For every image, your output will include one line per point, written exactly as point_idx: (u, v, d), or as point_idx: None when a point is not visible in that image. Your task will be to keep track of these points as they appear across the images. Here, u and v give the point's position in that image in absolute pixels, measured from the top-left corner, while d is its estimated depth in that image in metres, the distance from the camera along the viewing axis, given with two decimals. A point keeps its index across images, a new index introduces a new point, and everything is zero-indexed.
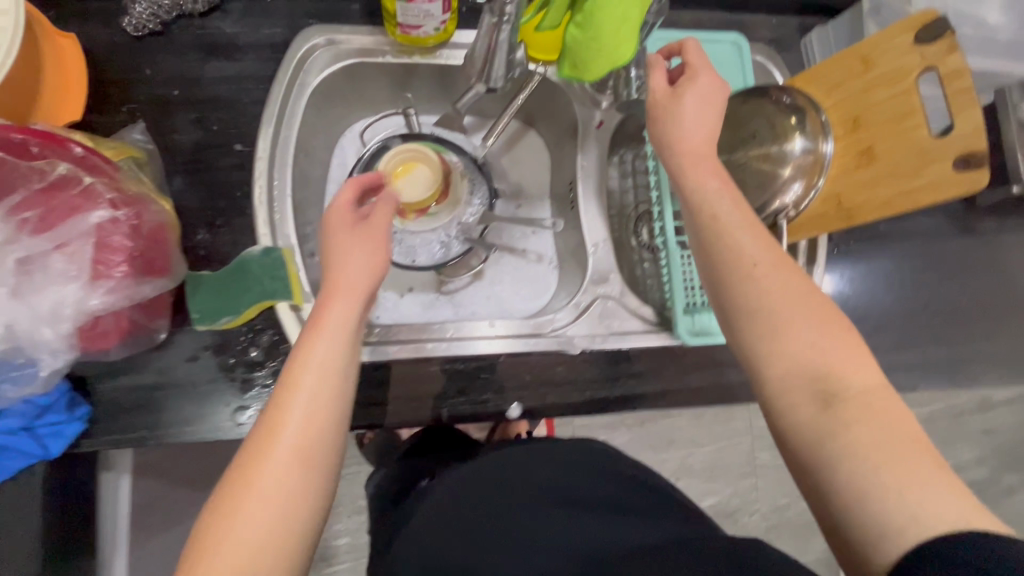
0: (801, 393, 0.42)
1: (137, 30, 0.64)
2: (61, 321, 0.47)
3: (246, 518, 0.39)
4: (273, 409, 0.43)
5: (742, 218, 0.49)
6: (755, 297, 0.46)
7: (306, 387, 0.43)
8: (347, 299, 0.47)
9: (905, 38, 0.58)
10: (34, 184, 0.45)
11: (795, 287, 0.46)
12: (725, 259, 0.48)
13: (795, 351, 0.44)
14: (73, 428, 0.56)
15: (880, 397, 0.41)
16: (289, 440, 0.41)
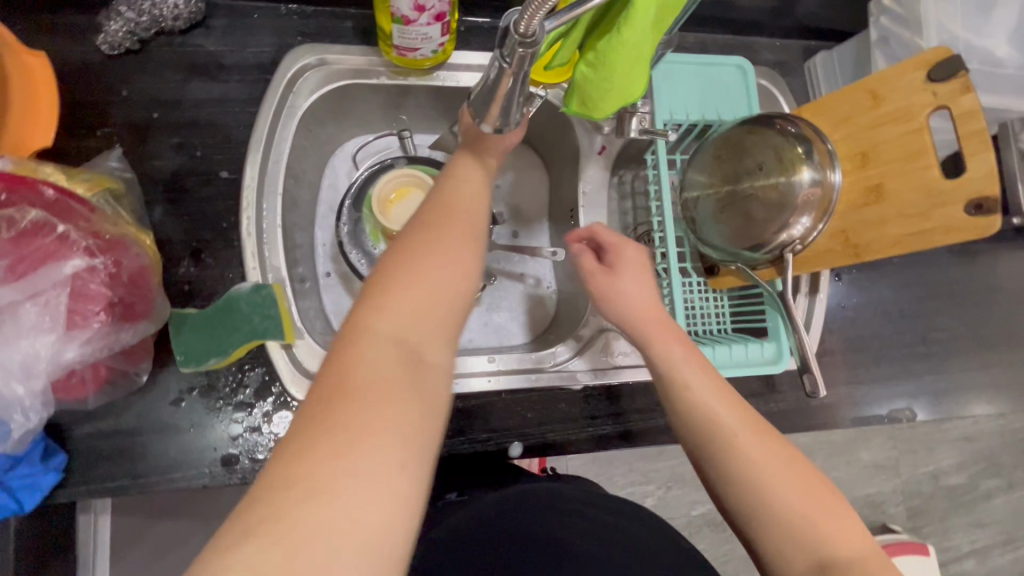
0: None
1: (112, 47, 0.60)
2: (32, 377, 0.44)
3: (407, 291, 0.37)
4: (418, 255, 0.40)
5: (728, 409, 0.47)
6: (754, 484, 0.44)
7: (454, 201, 0.43)
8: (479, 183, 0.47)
9: (916, 75, 0.57)
10: (1, 232, 0.41)
11: (775, 446, 0.45)
12: (715, 455, 0.46)
13: (790, 514, 0.43)
14: (48, 479, 0.53)
15: (880, 568, 0.41)
16: (435, 288, 0.39)
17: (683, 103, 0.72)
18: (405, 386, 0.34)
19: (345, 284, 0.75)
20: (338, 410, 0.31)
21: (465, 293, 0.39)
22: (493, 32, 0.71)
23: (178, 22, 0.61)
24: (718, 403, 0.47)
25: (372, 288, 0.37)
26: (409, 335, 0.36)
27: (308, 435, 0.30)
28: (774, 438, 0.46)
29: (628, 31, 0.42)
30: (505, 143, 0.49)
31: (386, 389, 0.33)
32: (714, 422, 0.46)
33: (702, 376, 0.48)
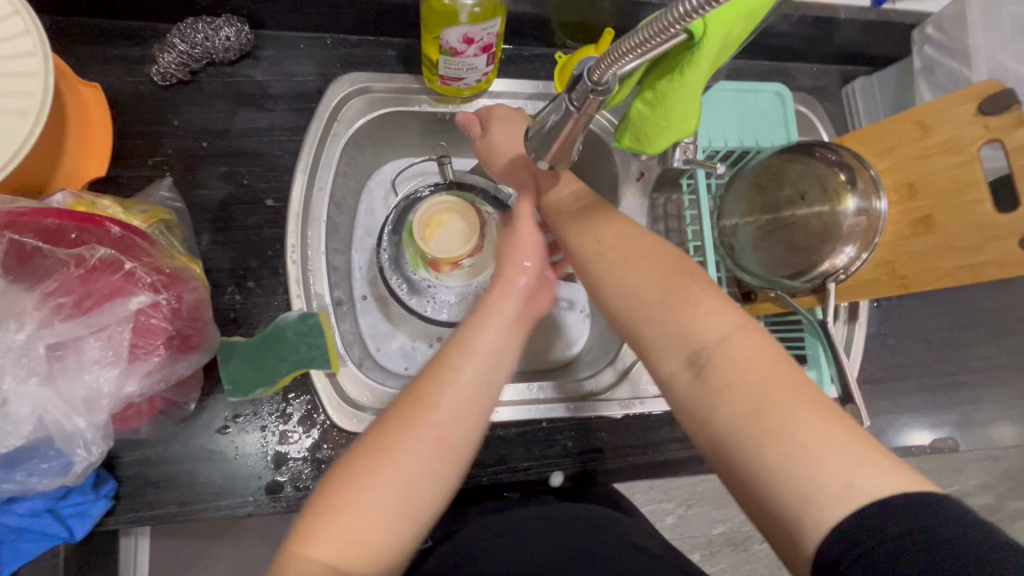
0: (677, 365, 0.43)
1: (164, 78, 0.61)
2: (94, 411, 0.44)
3: (350, 525, 0.39)
4: (347, 477, 0.40)
5: (603, 233, 0.51)
6: (623, 292, 0.47)
7: (434, 404, 0.43)
8: (454, 388, 0.43)
9: (966, 107, 0.56)
10: (70, 268, 0.42)
11: (640, 250, 0.48)
12: (595, 272, 0.50)
13: (666, 322, 0.44)
14: (99, 508, 0.53)
15: (750, 347, 0.41)
16: (365, 508, 0.39)
17: (722, 129, 0.72)
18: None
19: (381, 307, 0.75)
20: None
21: (414, 520, 0.40)
22: (533, 60, 0.71)
23: (228, 53, 0.62)
24: (600, 234, 0.51)
25: (317, 513, 0.39)
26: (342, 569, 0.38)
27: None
28: (639, 236, 0.50)
29: (692, 73, 0.42)
30: (499, 317, 0.47)
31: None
32: (590, 239, 0.51)
33: (586, 213, 0.53)
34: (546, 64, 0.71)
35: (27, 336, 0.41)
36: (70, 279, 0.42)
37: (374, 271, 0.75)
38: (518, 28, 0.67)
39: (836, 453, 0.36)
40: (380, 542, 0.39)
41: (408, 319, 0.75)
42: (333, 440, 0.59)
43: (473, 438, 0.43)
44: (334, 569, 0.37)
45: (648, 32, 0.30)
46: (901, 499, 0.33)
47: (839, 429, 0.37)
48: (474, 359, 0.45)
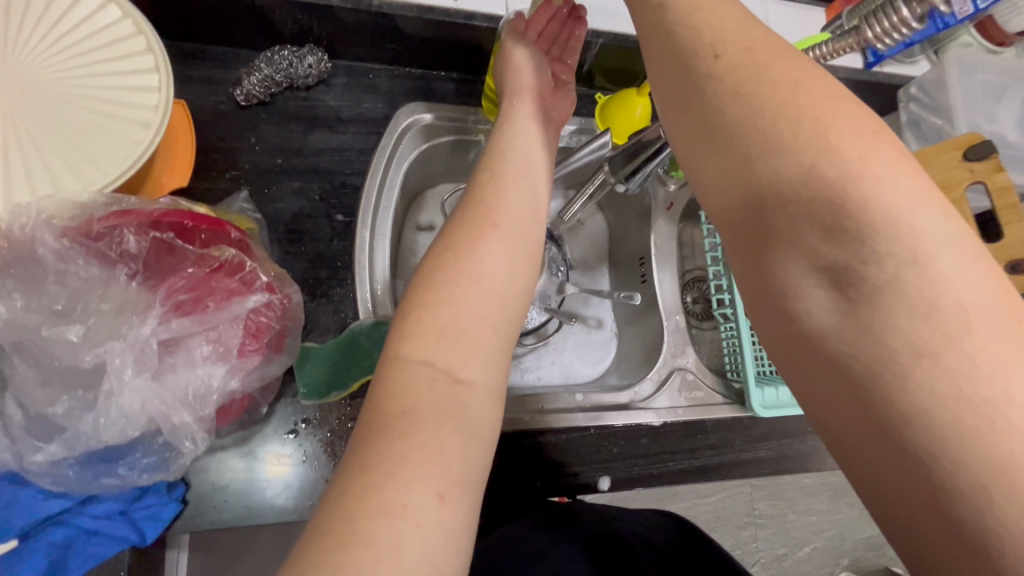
0: (817, 290, 0.31)
1: (246, 99, 0.65)
2: (203, 405, 0.46)
3: (439, 320, 0.39)
4: (427, 292, 0.40)
5: (791, 120, 0.31)
6: (806, 215, 0.31)
7: (497, 204, 0.45)
8: (497, 188, 0.46)
9: (953, 154, 0.67)
10: (196, 268, 0.45)
11: (850, 151, 0.30)
12: (761, 182, 0.32)
13: (874, 263, 0.29)
14: (170, 510, 0.53)
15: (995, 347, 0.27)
16: (453, 315, 0.39)
17: None
18: (446, 414, 0.36)
19: None
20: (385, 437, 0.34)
21: (493, 298, 0.41)
22: (575, 99, 0.79)
23: (307, 79, 0.67)
24: (775, 112, 0.31)
25: (409, 323, 0.39)
26: (445, 358, 0.38)
27: (362, 459, 0.33)
28: (860, 128, 0.31)
29: None
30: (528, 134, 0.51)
31: (431, 421, 0.35)
32: (755, 133, 0.32)
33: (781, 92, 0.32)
34: (588, 104, 0.79)
35: (151, 333, 0.43)
36: (198, 278, 0.45)
37: None
38: None
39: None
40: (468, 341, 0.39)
41: None
42: None
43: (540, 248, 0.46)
44: (442, 368, 0.37)
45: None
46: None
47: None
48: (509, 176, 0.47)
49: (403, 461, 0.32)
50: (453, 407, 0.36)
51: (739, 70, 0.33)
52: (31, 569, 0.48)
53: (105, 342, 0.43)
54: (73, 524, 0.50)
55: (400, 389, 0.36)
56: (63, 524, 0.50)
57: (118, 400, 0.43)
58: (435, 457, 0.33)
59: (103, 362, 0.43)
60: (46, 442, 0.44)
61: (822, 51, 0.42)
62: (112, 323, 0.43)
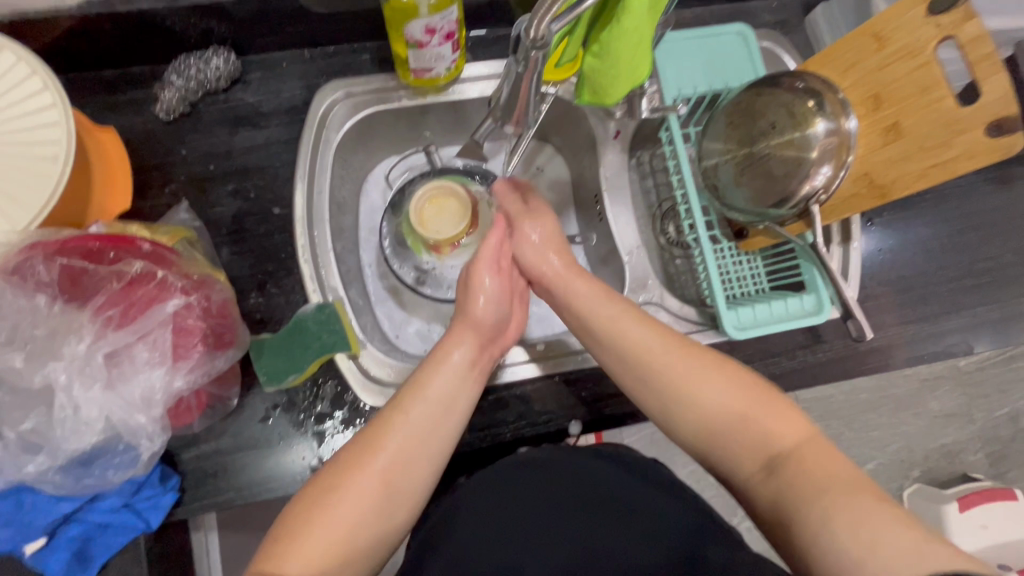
0: (753, 470, 0.49)
1: (168, 113, 0.67)
2: (151, 406, 0.50)
3: (318, 533, 0.45)
4: (307, 507, 0.46)
5: (678, 366, 0.53)
6: (732, 428, 0.50)
7: (386, 434, 0.50)
8: (381, 427, 0.50)
9: (917, 10, 0.58)
10: (114, 283, 0.49)
11: (703, 363, 0.53)
12: (674, 382, 0.53)
13: (735, 439, 0.50)
14: (168, 498, 0.60)
15: (825, 457, 0.46)
16: (322, 542, 0.45)
17: (689, 78, 0.74)
18: (347, 535, 0.46)
19: (394, 297, 0.80)
20: (302, 526, 0.46)
21: (360, 537, 0.46)
22: (499, 42, 0.75)
23: (220, 81, 0.68)
24: (685, 379, 0.52)
25: (350, 465, 0.48)
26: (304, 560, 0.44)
27: (276, 544, 0.45)
28: (710, 359, 0.53)
29: (628, 19, 0.46)
30: (455, 369, 0.55)
31: (340, 523, 0.46)
32: (674, 383, 0.53)
33: (665, 345, 0.54)
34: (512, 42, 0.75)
35: (88, 349, 0.48)
36: (115, 293, 0.49)
37: (384, 267, 0.80)
38: (479, 14, 0.71)
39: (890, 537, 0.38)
40: (381, 484, 0.48)
41: (421, 304, 0.81)
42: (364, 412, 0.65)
43: (422, 476, 0.49)
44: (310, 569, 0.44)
45: None
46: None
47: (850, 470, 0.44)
48: (413, 389, 0.53)
49: (304, 549, 0.44)
50: (363, 528, 0.47)
51: (631, 338, 0.55)
52: (59, 559, 0.56)
53: (48, 362, 0.48)
54: (89, 519, 0.58)
55: (319, 503, 0.46)
56: (81, 520, 0.58)
57: (74, 411, 0.49)
58: (343, 540, 0.46)
59: (51, 380, 0.48)
60: (34, 454, 0.49)
61: None
62: (52, 344, 0.48)
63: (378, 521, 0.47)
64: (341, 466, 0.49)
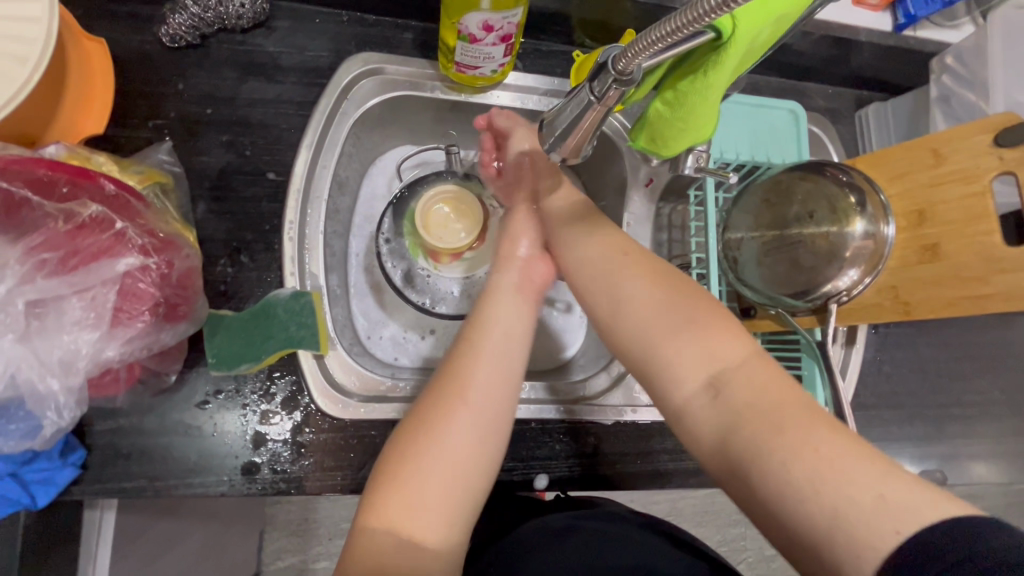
0: (694, 387, 0.45)
1: (172, 40, 0.59)
2: (71, 374, 0.42)
3: (412, 486, 0.43)
4: (391, 472, 0.44)
5: (633, 286, 0.51)
6: (694, 357, 0.46)
7: (467, 385, 0.47)
8: (465, 366, 0.49)
9: (982, 137, 0.56)
10: (58, 223, 0.41)
11: (673, 292, 0.50)
12: (614, 295, 0.51)
13: (695, 356, 0.46)
14: (65, 475, 0.51)
15: (762, 373, 0.44)
16: (412, 500, 0.43)
17: (735, 141, 0.71)
18: (451, 478, 0.44)
19: (375, 294, 0.73)
20: (395, 479, 0.43)
21: (471, 461, 0.45)
22: (549, 56, 0.70)
23: (241, 20, 0.61)
24: (634, 297, 0.51)
25: (435, 408, 0.46)
26: (408, 526, 0.42)
27: (372, 492, 0.44)
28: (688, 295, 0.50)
29: (715, 75, 0.43)
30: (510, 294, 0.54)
31: (439, 469, 0.44)
32: (617, 297, 0.51)
33: (628, 271, 0.52)
34: (564, 59, 0.70)
35: (9, 289, 0.40)
36: (57, 234, 0.41)
37: (372, 260, 0.73)
38: (538, 22, 0.66)
39: (858, 470, 0.36)
40: (472, 413, 0.46)
41: (402, 308, 0.74)
42: (316, 420, 0.58)
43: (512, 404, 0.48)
44: (413, 512, 0.42)
45: (673, 22, 0.32)
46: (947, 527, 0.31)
47: (827, 428, 0.38)
48: (479, 323, 0.52)
49: (401, 500, 0.43)
50: (473, 472, 0.45)
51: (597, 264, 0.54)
52: None
53: None
54: None
55: (409, 454, 0.44)
56: None
57: None
58: (443, 496, 0.43)
59: None
60: None
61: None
62: None
63: (478, 459, 0.45)
64: (427, 412, 0.46)
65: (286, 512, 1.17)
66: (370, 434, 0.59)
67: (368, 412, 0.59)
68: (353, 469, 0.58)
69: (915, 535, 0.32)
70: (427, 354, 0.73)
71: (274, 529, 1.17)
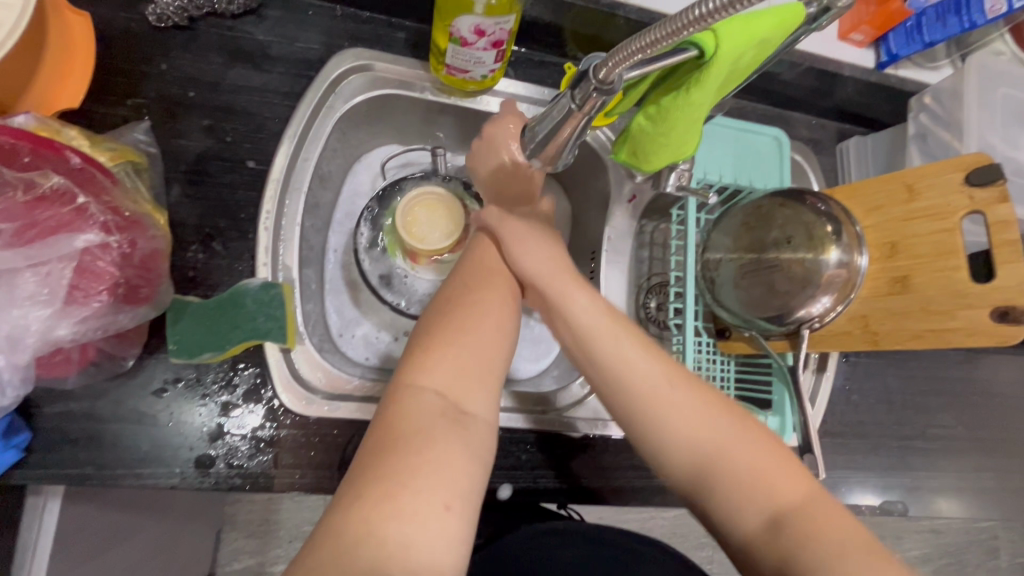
0: (752, 517, 0.43)
1: (159, 20, 0.59)
2: (18, 350, 0.41)
3: (455, 350, 0.44)
4: (432, 339, 0.45)
5: (663, 390, 0.46)
6: (734, 475, 0.44)
7: (494, 261, 0.53)
8: (479, 272, 0.51)
9: (955, 175, 0.58)
10: (16, 193, 0.39)
11: (705, 398, 0.47)
12: (640, 403, 0.46)
13: (736, 480, 0.44)
14: (7, 458, 0.48)
15: (795, 486, 0.43)
16: (454, 363, 0.44)
17: (718, 163, 0.72)
18: (493, 340, 0.46)
19: (350, 291, 0.72)
20: (433, 350, 0.44)
21: (507, 332, 0.48)
22: (541, 66, 0.70)
23: (231, 6, 0.61)
24: (664, 399, 0.46)
25: (480, 284, 0.50)
26: (453, 390, 0.43)
27: (411, 358, 0.44)
28: (715, 397, 0.47)
29: (697, 93, 0.43)
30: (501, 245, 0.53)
31: (479, 341, 0.46)
32: (648, 406, 0.46)
33: (652, 363, 0.47)
34: (555, 71, 0.70)
35: None
36: (15, 204, 0.39)
37: (349, 257, 0.72)
38: (531, 32, 0.67)
39: None
40: (498, 301, 0.49)
41: (377, 308, 0.73)
42: (277, 417, 0.56)
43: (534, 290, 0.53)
44: (457, 374, 0.44)
45: (663, 27, 0.32)
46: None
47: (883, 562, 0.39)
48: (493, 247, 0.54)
49: (449, 358, 0.44)
50: (503, 344, 0.47)
51: (614, 355, 0.48)
52: None
53: None
54: None
55: (454, 321, 0.46)
56: None
57: None
58: (484, 358, 0.45)
59: None
60: None
61: None
62: None
63: (515, 323, 0.49)
64: (466, 290, 0.49)
65: (247, 511, 1.14)
66: (333, 434, 0.57)
67: (332, 410, 0.58)
68: (311, 468, 0.56)
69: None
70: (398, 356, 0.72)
71: (233, 528, 1.13)
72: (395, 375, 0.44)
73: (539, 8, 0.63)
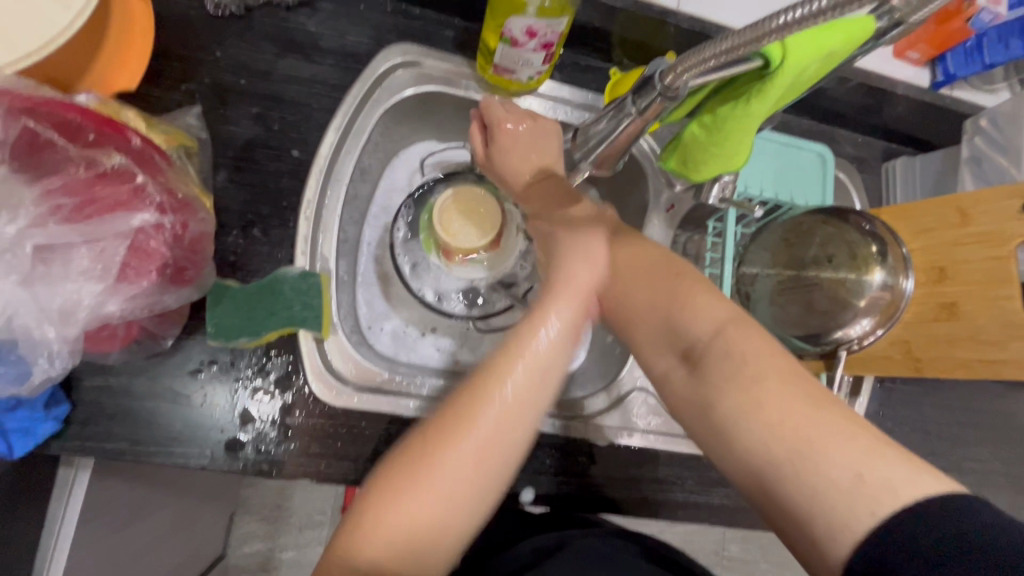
0: (672, 362, 0.46)
1: (217, 8, 0.60)
2: (70, 324, 0.42)
3: (415, 503, 0.41)
4: (392, 479, 0.41)
5: (601, 252, 0.52)
6: (665, 318, 0.47)
7: (498, 387, 0.44)
8: (470, 403, 0.44)
9: (1012, 202, 0.55)
10: (79, 170, 0.41)
11: (635, 252, 0.51)
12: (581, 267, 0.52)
13: (666, 321, 0.47)
14: (47, 428, 0.49)
15: (737, 337, 0.44)
16: (407, 522, 0.40)
17: (760, 177, 0.70)
18: (457, 495, 0.42)
19: (382, 285, 0.73)
20: (393, 492, 0.41)
21: (485, 487, 0.43)
22: (586, 70, 0.70)
23: None
24: (603, 260, 0.51)
25: (456, 424, 0.43)
26: (408, 540, 0.40)
27: (375, 492, 0.41)
28: (646, 251, 0.51)
29: (758, 104, 0.43)
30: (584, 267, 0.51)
31: (440, 496, 0.41)
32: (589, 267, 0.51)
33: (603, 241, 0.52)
34: (600, 76, 0.70)
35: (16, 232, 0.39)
36: (78, 181, 0.41)
37: (383, 250, 0.73)
38: (579, 36, 0.67)
39: (819, 421, 0.38)
40: (493, 440, 0.43)
41: (407, 303, 0.73)
42: (307, 405, 0.56)
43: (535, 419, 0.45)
44: (416, 519, 0.40)
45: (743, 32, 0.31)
46: (930, 506, 0.33)
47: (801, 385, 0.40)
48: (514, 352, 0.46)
49: (404, 514, 0.40)
50: (475, 495, 0.42)
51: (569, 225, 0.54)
52: None
53: None
54: None
55: (411, 470, 0.41)
56: None
57: None
58: (444, 515, 0.41)
59: None
60: None
61: (824, 6, 0.27)
62: None
63: (492, 479, 0.43)
64: (441, 422, 0.43)
65: (261, 496, 1.15)
66: (360, 425, 0.58)
67: (361, 402, 0.58)
68: (336, 458, 0.57)
69: (892, 516, 0.33)
70: (425, 351, 0.72)
71: (246, 512, 1.14)
72: (353, 511, 0.41)
73: (590, 12, 0.63)
